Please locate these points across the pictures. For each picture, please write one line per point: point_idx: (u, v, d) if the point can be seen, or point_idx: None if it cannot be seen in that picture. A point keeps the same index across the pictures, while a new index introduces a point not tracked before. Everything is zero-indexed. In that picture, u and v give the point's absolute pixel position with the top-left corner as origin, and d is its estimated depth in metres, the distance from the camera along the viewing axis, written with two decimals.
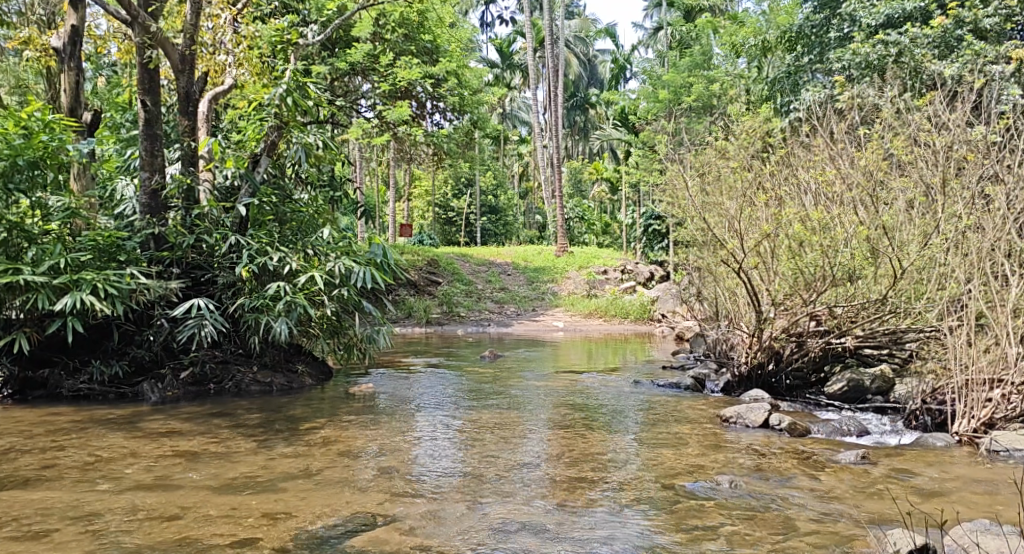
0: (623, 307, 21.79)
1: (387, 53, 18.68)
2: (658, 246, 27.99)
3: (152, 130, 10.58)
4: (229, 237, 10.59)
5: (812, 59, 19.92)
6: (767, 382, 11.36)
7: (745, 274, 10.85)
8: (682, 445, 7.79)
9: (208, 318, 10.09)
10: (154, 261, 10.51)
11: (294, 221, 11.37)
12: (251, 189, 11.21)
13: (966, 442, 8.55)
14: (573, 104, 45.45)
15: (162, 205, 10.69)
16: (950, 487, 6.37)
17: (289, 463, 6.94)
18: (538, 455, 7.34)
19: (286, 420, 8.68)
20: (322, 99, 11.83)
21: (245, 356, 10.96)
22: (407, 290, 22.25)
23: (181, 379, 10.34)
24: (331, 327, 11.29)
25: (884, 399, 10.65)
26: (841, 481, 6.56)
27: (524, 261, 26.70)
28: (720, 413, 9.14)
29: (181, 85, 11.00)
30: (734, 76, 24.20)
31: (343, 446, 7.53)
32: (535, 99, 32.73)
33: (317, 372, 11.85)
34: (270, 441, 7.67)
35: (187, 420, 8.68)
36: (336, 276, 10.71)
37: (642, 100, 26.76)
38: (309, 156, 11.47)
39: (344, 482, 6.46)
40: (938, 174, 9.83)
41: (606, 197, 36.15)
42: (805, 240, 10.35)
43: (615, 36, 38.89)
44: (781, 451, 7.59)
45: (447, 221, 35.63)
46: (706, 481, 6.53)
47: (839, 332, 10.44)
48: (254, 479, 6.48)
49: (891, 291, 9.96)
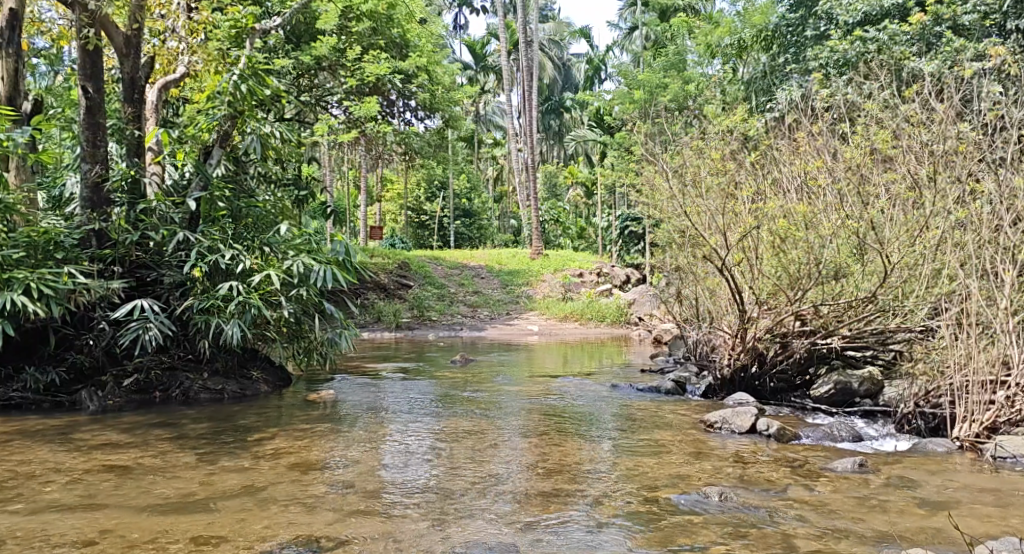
0: (600, 309, 21.22)
1: (354, 47, 18.01)
2: (634, 249, 27.52)
3: (94, 119, 9.78)
4: (177, 233, 9.86)
5: (789, 56, 19.50)
6: (751, 385, 10.80)
7: (728, 271, 10.25)
8: (665, 453, 7.18)
9: (153, 320, 9.41)
10: (94, 259, 9.72)
11: (250, 217, 10.61)
12: (203, 183, 10.46)
13: (968, 448, 7.99)
14: (547, 108, 45.03)
15: (106, 199, 9.93)
16: (959, 498, 5.81)
17: (232, 477, 6.23)
18: (510, 465, 6.72)
19: (234, 431, 7.96)
20: (282, 91, 11.17)
21: (195, 361, 10.25)
22: (377, 293, 21.47)
23: (124, 386, 9.67)
24: (290, 331, 10.62)
25: (873, 402, 10.07)
26: (840, 491, 5.99)
27: (498, 264, 26.06)
28: (704, 418, 8.56)
29: (125, 70, 10.29)
30: (709, 77, 23.73)
31: (295, 458, 6.85)
32: (508, 103, 32.13)
33: (274, 378, 11.15)
34: (213, 453, 6.95)
35: (125, 431, 7.93)
36: (294, 275, 10.02)
37: (617, 102, 26.25)
38: (265, 147, 10.72)
39: (291, 499, 5.78)
40: (928, 165, 9.34)
41: (582, 201, 35.57)
42: (790, 235, 9.79)
43: (589, 37, 38.37)
44: (771, 459, 6.99)
45: (420, 225, 34.86)
46: (692, 494, 5.92)
47: (825, 331, 9.88)
48: (189, 497, 5.78)
49: (881, 288, 9.41)
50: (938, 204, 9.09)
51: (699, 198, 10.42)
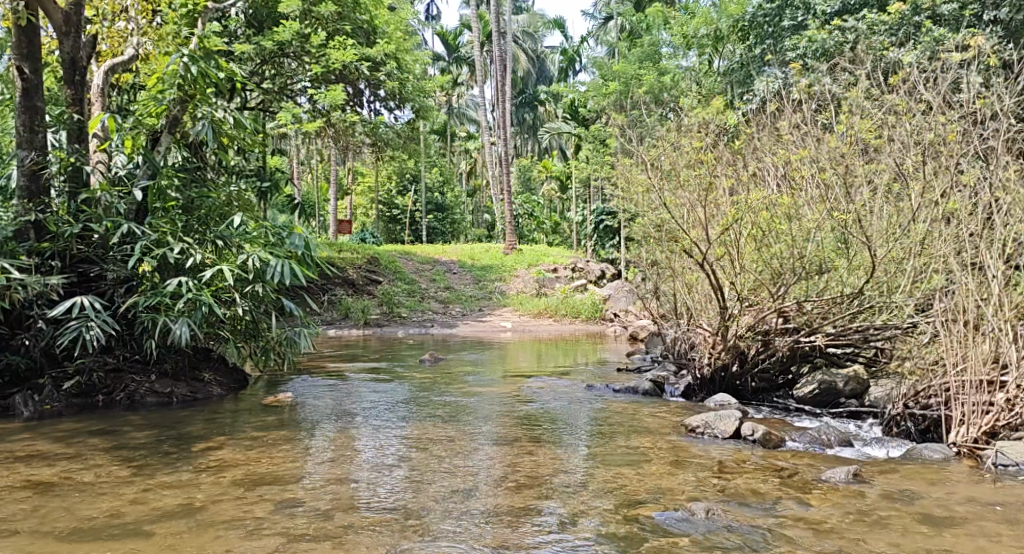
0: (574, 306, 20.68)
1: (319, 33, 17.32)
2: (609, 243, 27.16)
3: (32, 102, 9.15)
4: (121, 225, 9.21)
5: (766, 47, 18.19)
6: (732, 386, 10.27)
7: (709, 266, 9.69)
8: (644, 462, 6.68)
9: (94, 320, 8.75)
10: (31, 252, 9.05)
11: (203, 207, 9.91)
12: (150, 171, 9.80)
13: (966, 455, 7.48)
14: (522, 101, 44.43)
15: (44, 188, 9.29)
16: (964, 514, 5.37)
17: (167, 495, 5.62)
18: (477, 478, 6.19)
19: (179, 440, 7.34)
20: (240, 78, 10.55)
21: (142, 363, 9.65)
22: (345, 289, 20.78)
23: (64, 390, 9.04)
24: (247, 330, 9.99)
25: (859, 403, 9.48)
26: (836, 506, 5.52)
27: (470, 260, 25.43)
28: (685, 422, 8.08)
29: (64, 50, 9.57)
30: (684, 69, 23.10)
31: (243, 470, 6.27)
32: (482, 95, 31.39)
33: (228, 381, 10.53)
34: (151, 466, 6.34)
35: (58, 441, 7.27)
36: (249, 270, 9.37)
37: (592, 94, 25.64)
38: (218, 134, 10.02)
39: (233, 520, 5.20)
40: (916, 155, 8.88)
41: (555, 196, 35.00)
42: (773, 228, 9.25)
43: (563, 29, 37.69)
44: (757, 469, 6.50)
45: (392, 220, 34.09)
46: (676, 511, 5.43)
47: (809, 329, 9.39)
48: (118, 519, 5.18)
49: (869, 284, 8.94)
50: (927, 196, 8.65)
51: (678, 188, 9.91)
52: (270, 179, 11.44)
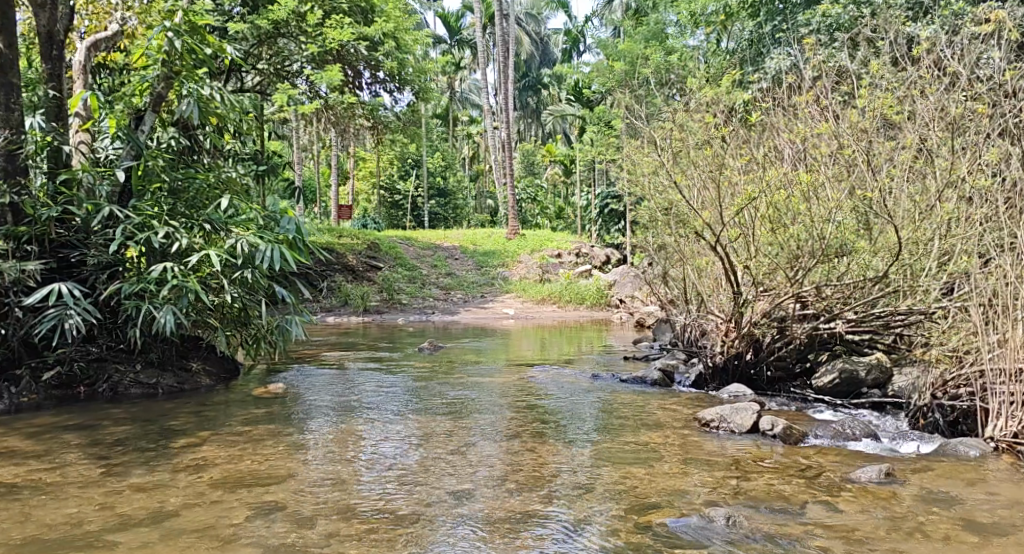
0: (579, 292, 20.17)
1: (315, 11, 16.74)
2: (615, 228, 26.70)
3: (5, 78, 8.63)
4: (104, 208, 8.73)
5: (776, 24, 17.51)
6: (746, 374, 9.77)
7: (722, 248, 9.18)
8: (657, 460, 6.23)
9: (73, 309, 8.29)
10: (8, 236, 8.54)
11: (191, 190, 9.41)
12: (135, 151, 9.36)
13: (1003, 450, 6.99)
14: (525, 85, 43.79)
15: (23, 168, 8.76)
16: (1010, 523, 4.97)
17: (139, 499, 5.19)
18: (476, 478, 5.74)
19: (159, 436, 6.89)
20: (235, 59, 10.03)
21: (127, 352, 9.25)
22: (344, 275, 20.26)
23: (43, 381, 8.65)
24: (237, 318, 9.53)
25: (882, 393, 9.02)
26: (868, 513, 5.11)
27: (472, 245, 24.92)
28: (698, 415, 7.61)
29: (41, 22, 9.04)
30: (692, 48, 22.44)
31: (227, 469, 5.85)
32: (485, 78, 30.77)
33: (218, 371, 10.10)
34: (125, 466, 5.89)
35: (28, 437, 6.80)
36: (238, 255, 8.87)
37: (597, 75, 24.98)
38: (206, 112, 9.44)
39: (211, 527, 4.78)
40: (942, 130, 8.36)
41: (560, 180, 34.46)
42: (791, 207, 8.68)
43: (567, 10, 36.97)
44: (778, 467, 6.07)
45: (394, 205, 33.56)
46: (691, 517, 5.01)
47: (828, 315, 8.89)
48: (83, 528, 4.74)
49: (893, 266, 8.38)
50: (955, 173, 8.11)
51: (688, 167, 9.38)
52: (267, 163, 10.93)
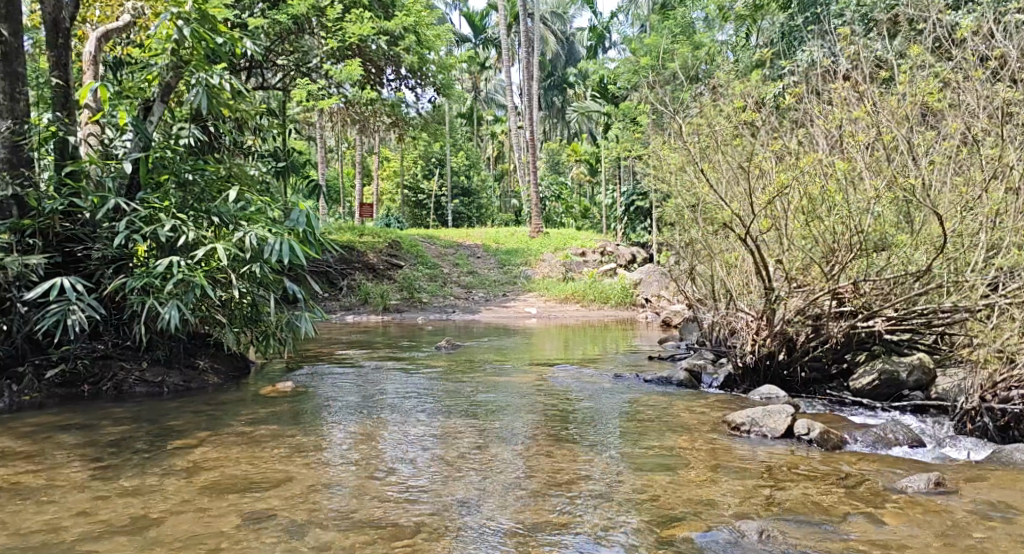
0: (603, 290, 19.70)
1: (336, 5, 16.56)
2: (641, 226, 26.18)
3: (10, 66, 8.47)
4: (109, 200, 8.41)
5: (809, 15, 16.91)
6: (779, 375, 9.24)
7: (752, 241, 8.68)
8: (683, 466, 5.80)
9: (77, 304, 7.99)
10: (11, 229, 8.26)
11: (201, 183, 9.08)
12: (143, 144, 8.98)
13: None
14: (550, 84, 43.35)
15: (27, 160, 8.56)
16: None
17: (124, 504, 4.87)
18: (485, 485, 5.32)
19: (156, 436, 6.58)
20: (251, 48, 9.49)
21: (133, 350, 9.00)
22: (364, 273, 19.93)
23: (47, 378, 8.39)
24: (246, 314, 9.22)
25: (925, 396, 8.45)
26: (914, 529, 4.66)
27: (495, 244, 24.53)
28: (728, 418, 7.15)
29: (47, 10, 8.87)
30: (721, 42, 21.88)
31: (223, 472, 5.52)
32: (509, 76, 30.37)
33: (226, 370, 9.82)
34: (115, 468, 5.57)
35: (22, 437, 6.51)
36: (247, 249, 8.46)
37: (623, 70, 24.46)
38: (215, 102, 9.01)
39: (196, 538, 4.44)
40: (990, 116, 7.83)
41: (585, 179, 33.95)
42: (827, 198, 8.16)
43: (593, 6, 36.48)
44: (813, 474, 5.62)
45: (417, 204, 33.26)
46: (719, 531, 4.59)
47: (867, 313, 8.35)
48: (59, 537, 4.43)
49: (937, 261, 7.84)
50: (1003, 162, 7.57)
51: (717, 157, 8.92)
52: (286, 160, 10.51)
